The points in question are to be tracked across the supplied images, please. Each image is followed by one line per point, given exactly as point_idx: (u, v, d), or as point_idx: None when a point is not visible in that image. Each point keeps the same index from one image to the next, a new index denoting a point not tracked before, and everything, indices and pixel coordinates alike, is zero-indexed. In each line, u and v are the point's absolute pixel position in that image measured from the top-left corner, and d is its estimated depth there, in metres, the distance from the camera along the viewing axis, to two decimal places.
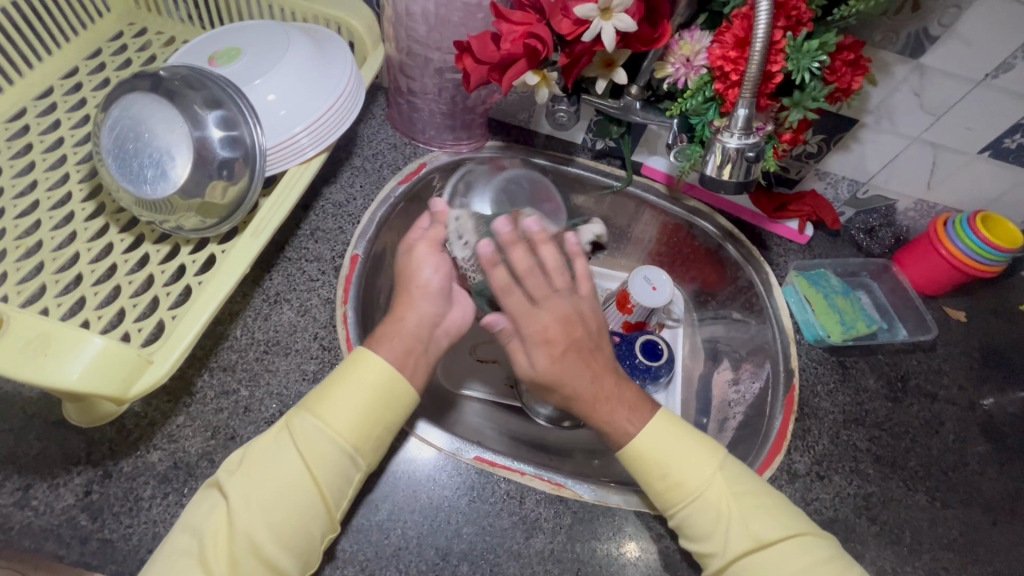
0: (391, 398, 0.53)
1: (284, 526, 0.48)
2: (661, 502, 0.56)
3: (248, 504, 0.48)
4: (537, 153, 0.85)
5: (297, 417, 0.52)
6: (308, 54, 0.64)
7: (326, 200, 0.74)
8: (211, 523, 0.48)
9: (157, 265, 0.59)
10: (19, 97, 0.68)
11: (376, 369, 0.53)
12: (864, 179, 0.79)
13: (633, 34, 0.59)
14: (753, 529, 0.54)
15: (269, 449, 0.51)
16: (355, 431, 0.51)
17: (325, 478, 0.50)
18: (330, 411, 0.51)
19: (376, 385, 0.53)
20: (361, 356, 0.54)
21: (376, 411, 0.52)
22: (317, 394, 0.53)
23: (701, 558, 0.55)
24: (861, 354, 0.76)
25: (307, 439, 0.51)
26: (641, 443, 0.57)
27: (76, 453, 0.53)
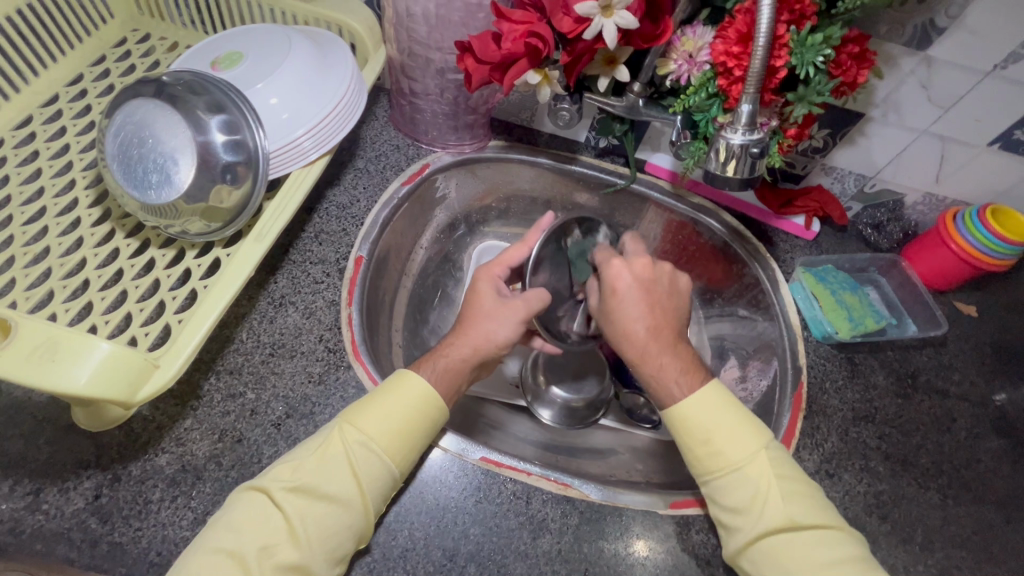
0: (427, 417, 0.55)
1: (327, 539, 0.48)
2: (697, 468, 0.57)
3: (294, 512, 0.49)
4: (540, 151, 0.85)
5: (345, 431, 0.52)
6: (309, 56, 0.64)
7: (330, 202, 0.75)
8: (254, 530, 0.48)
9: (164, 270, 0.59)
10: (24, 104, 0.68)
11: (421, 390, 0.55)
12: (871, 173, 0.78)
13: (635, 31, 0.59)
14: (787, 508, 0.53)
15: (318, 461, 0.51)
16: (400, 449, 0.53)
17: (371, 491, 0.51)
18: (375, 427, 0.52)
19: (419, 405, 0.54)
20: (405, 374, 0.56)
21: (417, 425, 0.54)
22: (361, 406, 0.54)
23: (728, 531, 0.55)
24: (870, 351, 0.75)
25: (355, 450, 0.51)
26: (690, 410, 0.57)
27: (86, 457, 0.53)
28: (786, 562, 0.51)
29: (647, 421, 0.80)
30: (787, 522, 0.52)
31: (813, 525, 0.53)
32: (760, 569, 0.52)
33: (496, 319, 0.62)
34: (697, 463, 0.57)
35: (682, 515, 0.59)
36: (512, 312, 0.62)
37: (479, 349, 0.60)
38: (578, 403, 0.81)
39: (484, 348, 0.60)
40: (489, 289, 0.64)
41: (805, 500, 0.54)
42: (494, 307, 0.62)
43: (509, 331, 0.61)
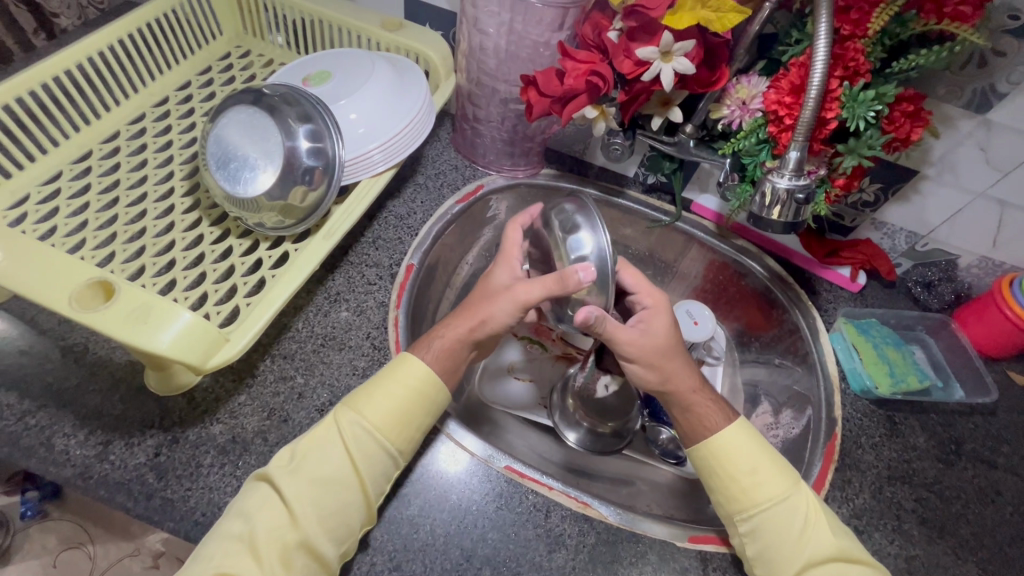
0: (426, 399, 0.58)
1: (330, 519, 0.51)
2: (736, 502, 0.57)
3: (299, 499, 0.51)
4: (589, 183, 0.90)
5: (344, 415, 0.56)
6: (389, 80, 0.71)
7: (389, 212, 0.81)
8: (264, 515, 0.51)
9: (239, 257, 0.65)
10: (140, 103, 0.78)
11: (419, 370, 0.59)
12: (924, 232, 0.78)
13: (692, 76, 0.63)
14: (834, 539, 0.55)
15: (318, 445, 0.54)
16: (399, 429, 0.56)
17: (369, 472, 0.54)
18: (373, 410, 0.56)
19: (415, 386, 0.58)
20: (403, 360, 0.60)
21: (413, 408, 0.57)
22: (358, 394, 0.58)
23: (769, 569, 0.54)
24: (912, 411, 0.73)
25: (352, 433, 0.55)
26: (727, 443, 0.59)
27: (152, 418, 0.59)
28: None
29: (672, 456, 0.80)
30: (833, 553, 0.54)
31: (854, 558, 0.55)
32: None
33: (492, 302, 0.63)
34: (741, 498, 0.57)
35: (699, 550, 0.59)
36: (507, 294, 0.62)
37: (474, 332, 0.62)
38: (603, 428, 0.82)
39: (479, 330, 0.62)
40: (506, 276, 0.66)
41: (840, 532, 0.57)
42: (506, 292, 0.63)
43: (509, 313, 0.62)
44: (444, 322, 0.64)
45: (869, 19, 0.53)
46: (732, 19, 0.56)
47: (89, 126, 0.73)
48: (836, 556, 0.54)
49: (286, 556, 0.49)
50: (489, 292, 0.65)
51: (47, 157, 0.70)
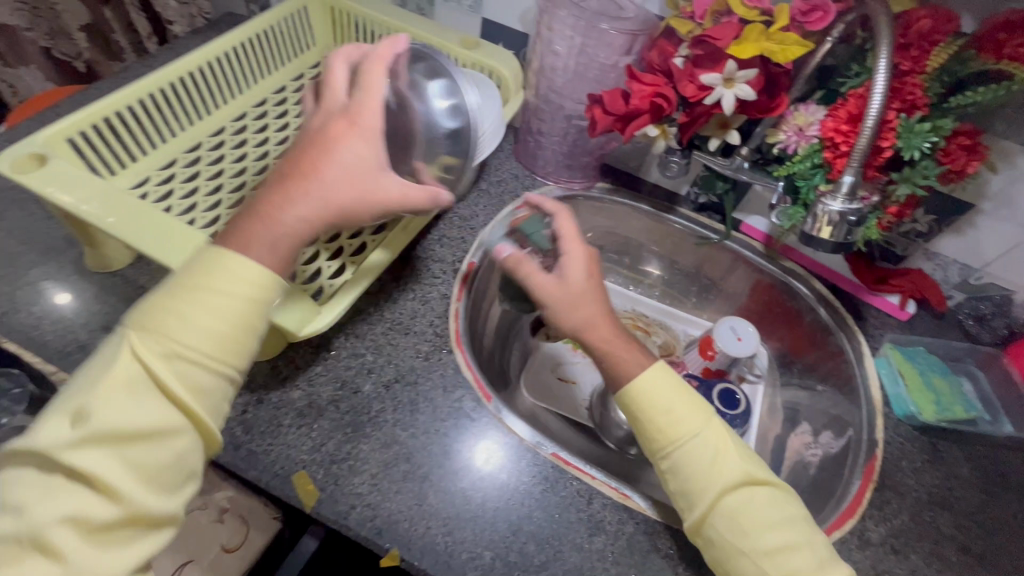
0: (247, 319, 0.48)
1: (145, 469, 0.43)
2: (655, 441, 0.58)
3: (107, 459, 0.42)
4: (642, 198, 0.94)
5: (142, 344, 0.45)
6: (468, 93, 0.78)
7: (454, 213, 0.87)
8: (47, 481, 0.41)
9: (324, 244, 0.73)
10: (244, 103, 0.88)
11: (244, 272, 0.47)
12: (978, 264, 0.80)
13: (752, 103, 0.67)
14: (743, 466, 0.56)
15: (115, 392, 0.43)
16: (230, 351, 0.47)
17: (200, 402, 0.46)
18: (183, 332, 0.45)
19: (238, 292, 0.47)
20: (216, 256, 0.48)
21: (245, 325, 0.48)
22: (163, 312, 0.46)
23: (689, 502, 0.56)
24: (957, 440, 0.73)
25: (170, 367, 0.45)
26: (648, 383, 0.59)
27: (241, 379, 0.66)
28: (744, 517, 0.54)
29: None
30: (743, 479, 0.56)
31: (764, 482, 0.57)
32: (722, 535, 0.54)
33: (378, 181, 0.53)
34: (663, 435, 0.57)
35: None
36: (420, 193, 0.55)
37: (344, 212, 0.52)
38: None
39: (348, 203, 0.52)
40: (356, 154, 0.52)
41: (747, 456, 0.58)
42: (345, 162, 0.52)
43: (360, 196, 0.52)
44: (276, 202, 0.51)
45: (927, 57, 0.57)
46: (793, 51, 0.61)
47: (200, 121, 0.83)
48: (745, 483, 0.56)
49: (100, 523, 0.41)
50: (327, 157, 0.52)
51: (165, 146, 0.80)
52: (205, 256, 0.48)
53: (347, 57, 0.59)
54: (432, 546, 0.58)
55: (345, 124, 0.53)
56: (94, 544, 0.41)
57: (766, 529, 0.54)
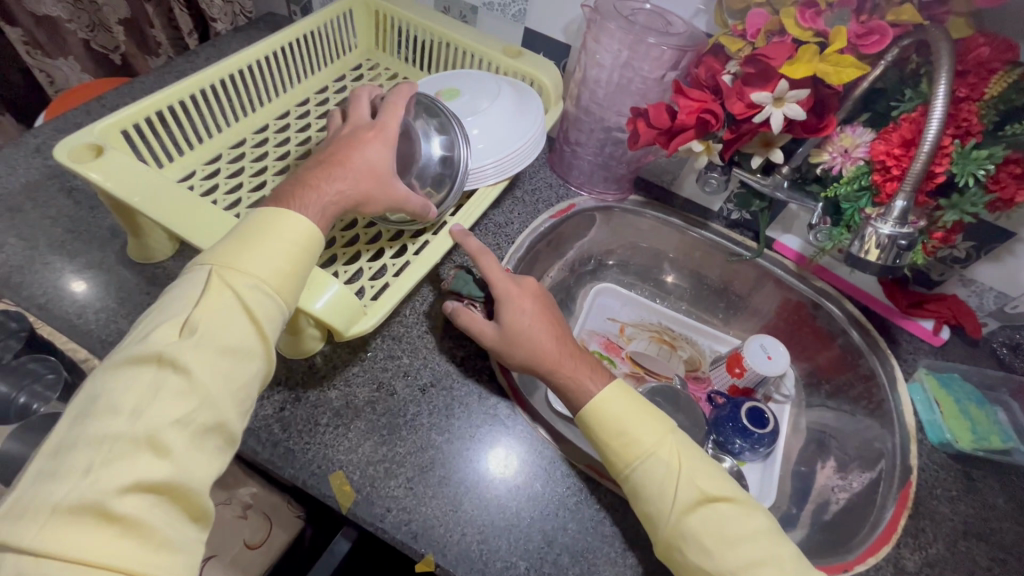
0: (306, 260, 0.53)
1: (235, 388, 0.46)
2: (614, 463, 0.59)
3: (207, 373, 0.44)
4: (674, 213, 0.95)
5: (227, 275, 0.48)
6: (512, 101, 0.79)
7: (489, 220, 0.88)
8: (144, 392, 0.42)
9: (365, 244, 0.73)
10: (287, 102, 0.89)
11: (303, 227, 0.53)
12: (1015, 293, 0.78)
13: (799, 122, 0.67)
14: (697, 484, 0.56)
15: (209, 311, 0.46)
16: (293, 288, 0.52)
17: (272, 331, 0.49)
18: (260, 265, 0.49)
19: (300, 239, 0.52)
20: (281, 215, 0.52)
21: (303, 267, 0.52)
22: (236, 251, 0.50)
23: (653, 523, 0.56)
24: (991, 469, 0.73)
25: (250, 295, 0.48)
26: (600, 404, 0.61)
27: (279, 375, 0.66)
28: (705, 536, 0.54)
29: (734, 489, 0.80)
30: (700, 497, 0.55)
31: (722, 496, 0.56)
32: (687, 556, 0.54)
33: (361, 147, 0.62)
34: (622, 453, 0.59)
35: None
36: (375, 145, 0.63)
37: (367, 195, 0.60)
38: None
39: (373, 191, 0.61)
40: (380, 157, 0.62)
41: (706, 471, 0.58)
42: (382, 156, 0.62)
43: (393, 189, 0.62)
44: (317, 174, 0.58)
45: (986, 84, 0.57)
46: (847, 74, 0.61)
47: (245, 118, 0.85)
48: (703, 500, 0.55)
49: (198, 431, 0.43)
50: (356, 152, 0.61)
51: (212, 142, 0.81)
52: (264, 212, 0.53)
53: (371, 92, 0.71)
54: (467, 553, 0.57)
55: (373, 132, 0.63)
56: (195, 450, 0.43)
57: (727, 548, 0.53)
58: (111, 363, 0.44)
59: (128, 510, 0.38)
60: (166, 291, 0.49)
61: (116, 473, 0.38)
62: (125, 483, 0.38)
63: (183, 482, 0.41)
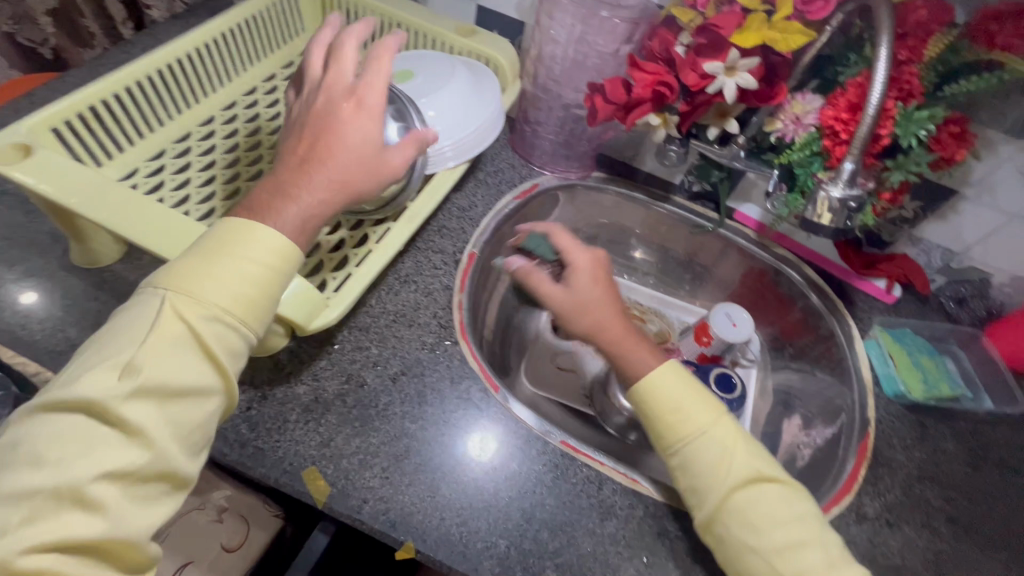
0: (269, 281, 0.49)
1: (185, 429, 0.45)
2: (664, 437, 0.60)
3: (151, 416, 0.43)
4: (637, 188, 0.96)
5: (181, 302, 0.46)
6: (468, 81, 0.77)
7: (452, 204, 0.87)
8: (83, 438, 0.41)
9: (324, 236, 0.71)
10: (232, 92, 0.85)
11: (264, 245, 0.49)
12: (959, 248, 0.84)
13: (752, 91, 0.68)
14: (751, 464, 0.57)
15: (159, 343, 0.44)
16: (254, 312, 0.49)
17: (228, 364, 0.47)
18: (216, 292, 0.47)
19: (261, 259, 0.48)
20: (249, 228, 0.49)
21: (265, 290, 0.49)
22: (193, 275, 0.47)
23: (699, 499, 0.57)
24: (942, 416, 0.77)
25: (205, 326, 0.46)
26: (656, 381, 0.61)
27: (242, 375, 0.65)
28: (751, 514, 0.55)
29: None
30: (754, 476, 0.57)
31: (774, 478, 0.57)
32: (731, 532, 0.55)
33: (338, 128, 0.55)
34: (667, 427, 0.60)
35: None
36: (347, 126, 0.55)
37: (349, 185, 0.54)
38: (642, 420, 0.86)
39: (360, 180, 0.55)
40: (364, 133, 0.56)
41: (757, 455, 0.59)
42: (359, 133, 0.55)
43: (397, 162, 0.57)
44: (296, 183, 0.53)
45: (924, 47, 0.60)
46: (797, 39, 0.62)
47: (189, 110, 0.81)
48: (754, 479, 0.57)
49: (138, 480, 0.42)
50: (339, 139, 0.55)
51: (154, 136, 0.77)
52: (229, 224, 0.50)
53: (359, 38, 0.60)
54: (447, 537, 0.58)
55: (353, 104, 0.56)
56: (131, 502, 0.41)
57: (776, 526, 0.54)
58: (51, 399, 0.42)
59: (40, 565, 0.37)
60: (121, 314, 0.47)
61: (36, 531, 0.38)
62: (45, 542, 0.38)
63: (119, 536, 0.41)
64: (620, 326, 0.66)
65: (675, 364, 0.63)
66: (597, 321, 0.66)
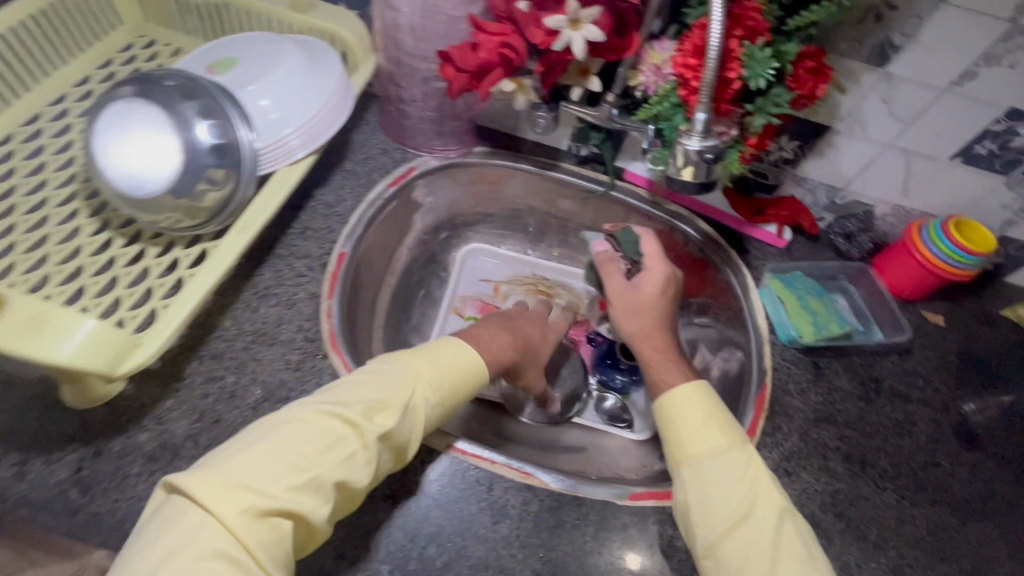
0: (468, 375, 0.60)
1: (274, 534, 0.45)
2: (675, 455, 0.60)
3: (274, 505, 0.46)
4: (522, 158, 0.89)
5: (419, 394, 0.56)
6: (301, 62, 0.68)
7: (317, 201, 0.78)
8: (335, 461, 0.49)
9: (153, 259, 0.62)
10: (33, 102, 0.72)
11: (464, 354, 0.60)
12: (842, 184, 0.82)
13: (603, 44, 0.63)
14: (775, 496, 0.55)
15: (322, 425, 0.51)
16: (450, 400, 0.58)
17: (354, 464, 0.50)
18: (396, 373, 0.56)
19: (461, 364, 0.59)
20: (449, 342, 0.61)
21: (458, 383, 0.59)
22: (411, 356, 0.58)
23: (701, 527, 0.55)
24: (835, 356, 0.77)
25: (411, 410, 0.55)
26: (673, 398, 0.62)
27: (70, 432, 0.56)
28: (753, 549, 0.53)
29: (621, 421, 0.84)
30: (765, 505, 0.55)
31: (792, 513, 0.55)
32: (727, 562, 0.53)
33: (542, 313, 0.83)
34: (679, 449, 0.60)
35: (639, 506, 0.61)
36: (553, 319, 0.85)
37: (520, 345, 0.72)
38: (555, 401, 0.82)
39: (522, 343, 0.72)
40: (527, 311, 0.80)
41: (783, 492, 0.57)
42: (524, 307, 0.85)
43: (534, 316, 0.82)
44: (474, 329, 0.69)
45: None
46: None
47: None
48: (771, 512, 0.54)
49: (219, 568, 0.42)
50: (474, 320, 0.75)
51: None
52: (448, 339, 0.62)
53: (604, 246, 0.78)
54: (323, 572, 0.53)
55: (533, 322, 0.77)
56: None
57: (774, 561, 0.52)
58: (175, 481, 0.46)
59: None
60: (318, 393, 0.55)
61: None
62: None
63: None
64: (660, 353, 0.69)
65: (701, 385, 0.63)
66: (644, 329, 0.71)
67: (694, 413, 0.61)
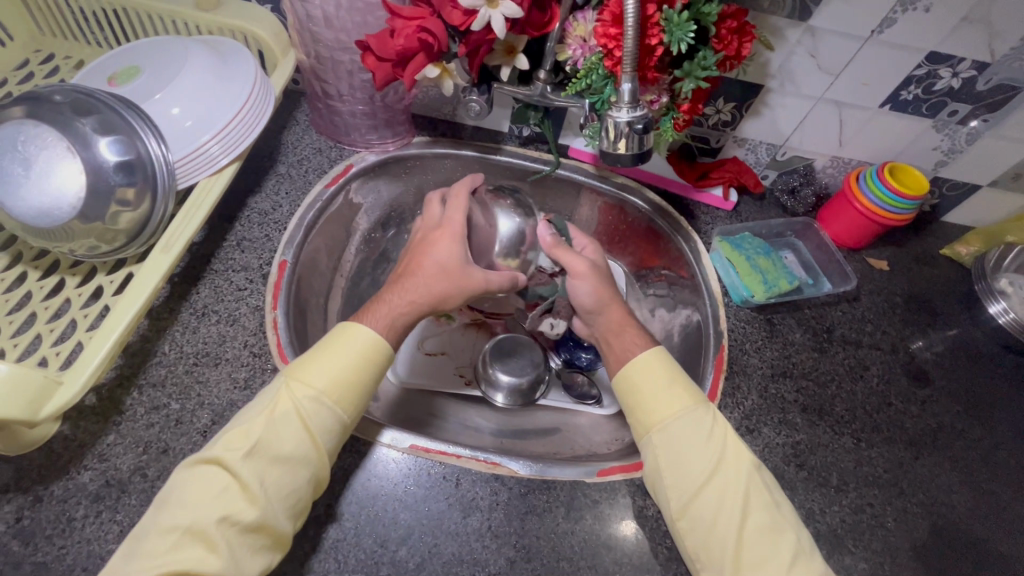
0: (368, 363, 0.57)
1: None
2: (641, 423, 0.59)
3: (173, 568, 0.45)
4: (463, 144, 0.87)
5: (297, 393, 0.54)
6: (210, 64, 0.64)
7: (252, 209, 0.75)
8: (212, 499, 0.49)
9: (74, 288, 0.59)
10: None
11: (365, 339, 0.57)
12: (780, 141, 0.82)
13: (525, 21, 0.61)
14: (741, 451, 0.57)
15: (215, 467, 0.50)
16: (345, 393, 0.55)
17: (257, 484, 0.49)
18: (296, 381, 0.54)
19: (359, 350, 0.57)
20: (347, 327, 0.58)
21: (358, 374, 0.56)
22: (304, 363, 0.56)
23: (675, 490, 0.55)
24: (787, 311, 0.79)
25: (306, 412, 0.53)
26: (638, 368, 0.61)
27: (6, 482, 0.54)
28: (727, 503, 0.54)
29: (589, 398, 0.82)
30: (733, 461, 0.56)
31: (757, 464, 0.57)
32: (704, 518, 0.54)
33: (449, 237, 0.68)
34: (648, 415, 0.59)
35: (608, 481, 0.61)
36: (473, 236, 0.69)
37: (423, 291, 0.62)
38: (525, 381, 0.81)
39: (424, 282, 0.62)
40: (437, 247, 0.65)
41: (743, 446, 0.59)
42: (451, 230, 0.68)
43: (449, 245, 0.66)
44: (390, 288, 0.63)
45: None
46: None
47: None
48: (739, 467, 0.56)
49: None
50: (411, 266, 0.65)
51: None
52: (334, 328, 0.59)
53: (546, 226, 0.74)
54: None
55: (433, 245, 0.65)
56: None
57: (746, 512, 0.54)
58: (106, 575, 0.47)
59: None
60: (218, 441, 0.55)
61: None
62: None
63: None
64: (621, 325, 0.67)
65: (659, 351, 0.63)
66: (600, 299, 0.68)
67: (651, 381, 0.60)
